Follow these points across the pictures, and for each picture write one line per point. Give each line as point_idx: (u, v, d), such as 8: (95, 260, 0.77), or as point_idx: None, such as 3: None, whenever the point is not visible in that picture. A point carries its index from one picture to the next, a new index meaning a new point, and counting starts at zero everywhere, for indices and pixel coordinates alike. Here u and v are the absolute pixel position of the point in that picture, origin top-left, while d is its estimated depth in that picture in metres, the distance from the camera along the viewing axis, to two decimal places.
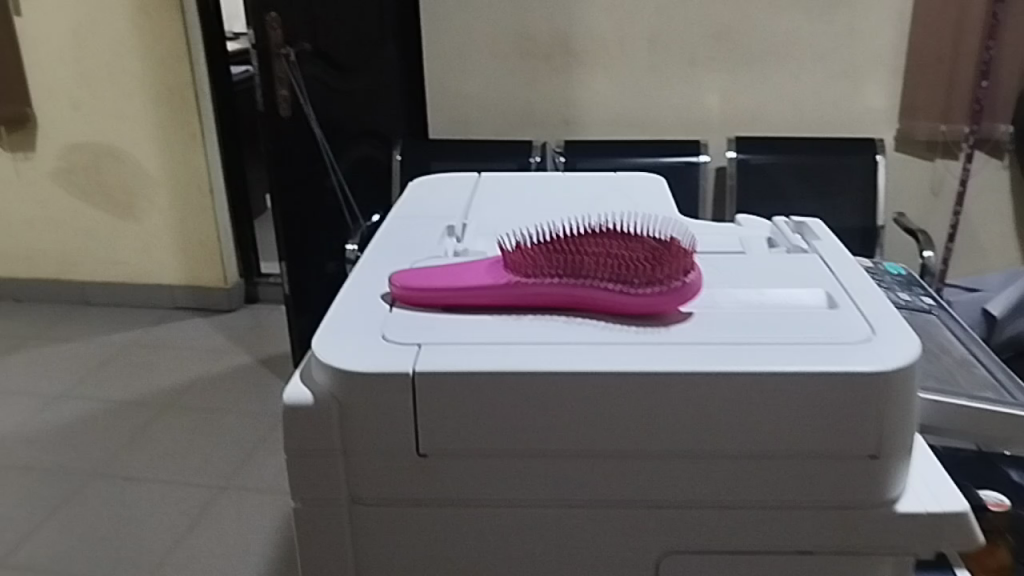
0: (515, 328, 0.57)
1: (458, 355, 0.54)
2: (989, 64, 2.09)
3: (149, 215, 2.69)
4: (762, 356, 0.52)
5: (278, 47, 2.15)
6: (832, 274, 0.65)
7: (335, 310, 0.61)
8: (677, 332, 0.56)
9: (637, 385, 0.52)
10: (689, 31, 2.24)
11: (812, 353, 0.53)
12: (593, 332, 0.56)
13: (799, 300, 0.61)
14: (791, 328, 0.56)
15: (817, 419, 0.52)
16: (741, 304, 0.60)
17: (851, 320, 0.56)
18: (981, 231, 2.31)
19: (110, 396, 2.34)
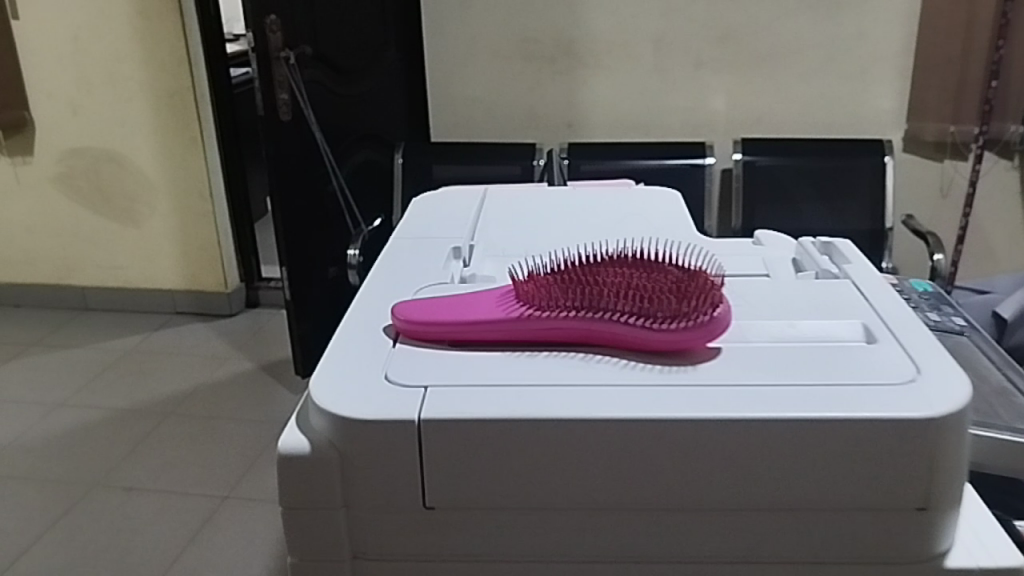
0: (529, 367, 0.53)
1: (469, 398, 0.50)
2: (1000, 63, 2.02)
3: (149, 220, 2.65)
4: (801, 401, 0.48)
5: (278, 50, 2.09)
6: (867, 303, 0.61)
7: (334, 346, 0.57)
8: (706, 374, 0.51)
9: (664, 432, 0.48)
10: (695, 31, 2.19)
11: (852, 398, 0.49)
12: (614, 373, 0.52)
13: (834, 334, 0.57)
14: (830, 368, 0.52)
15: (858, 467, 0.48)
16: (773, 340, 0.56)
17: (894, 360, 0.52)
18: (992, 232, 2.26)
19: (110, 404, 2.29)
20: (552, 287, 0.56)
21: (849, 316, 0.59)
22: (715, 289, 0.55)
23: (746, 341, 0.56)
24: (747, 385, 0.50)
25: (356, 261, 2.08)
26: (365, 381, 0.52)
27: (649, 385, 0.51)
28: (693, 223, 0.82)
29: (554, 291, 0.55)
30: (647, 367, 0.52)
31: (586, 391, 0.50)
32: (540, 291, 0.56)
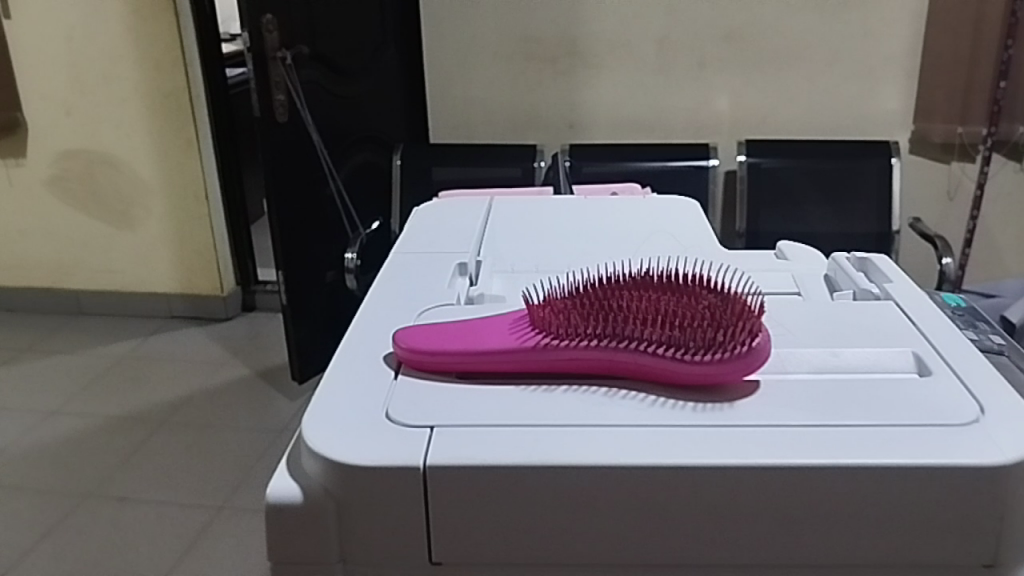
0: (549, 405, 0.48)
1: (484, 440, 0.45)
2: (1008, 64, 1.97)
3: (144, 223, 2.59)
4: (854, 446, 0.44)
5: (274, 50, 2.05)
6: (915, 329, 0.56)
7: (331, 374, 0.52)
8: (746, 414, 0.47)
9: (706, 483, 0.44)
10: (699, 31, 2.14)
11: (910, 441, 0.44)
12: (642, 411, 0.47)
13: (884, 363, 0.52)
14: (885, 405, 0.47)
15: (915, 515, 0.44)
16: (814, 371, 0.52)
17: (953, 395, 0.48)
18: (1002, 235, 2.21)
19: (104, 411, 2.23)
20: (570, 313, 0.51)
21: (898, 342, 0.55)
22: (753, 314, 0.50)
23: (787, 373, 0.51)
24: (791, 424, 0.46)
25: (353, 266, 2.02)
26: (364, 417, 0.47)
27: (683, 428, 0.46)
28: (715, 237, 0.77)
29: (572, 319, 0.51)
30: (678, 405, 0.48)
31: (613, 434, 0.46)
32: (557, 318, 0.51)
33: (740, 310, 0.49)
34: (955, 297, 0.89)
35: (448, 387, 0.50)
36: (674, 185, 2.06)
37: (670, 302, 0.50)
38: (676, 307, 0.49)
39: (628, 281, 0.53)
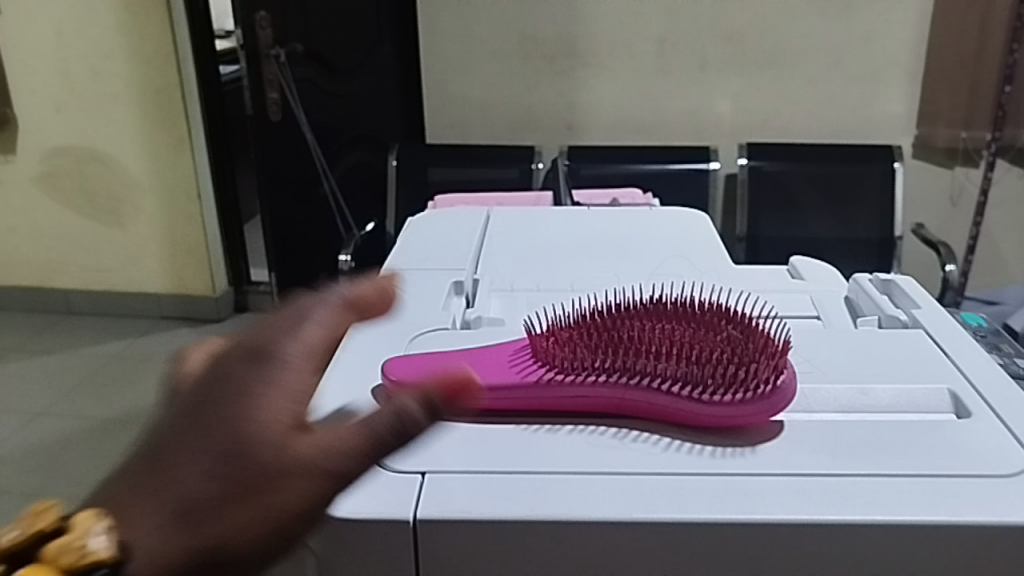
0: (554, 450, 0.48)
1: (486, 491, 0.44)
2: (1013, 68, 1.93)
3: (135, 222, 2.52)
4: (889, 501, 0.43)
5: (267, 48, 2.02)
6: (948, 363, 0.56)
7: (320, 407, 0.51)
8: (769, 461, 0.46)
9: (734, 536, 0.42)
10: (701, 33, 2.09)
11: (947, 493, 0.43)
12: (657, 456, 0.47)
13: (921, 402, 0.53)
14: (923, 451, 0.47)
15: (949, 575, 0.42)
16: (841, 411, 0.52)
17: (991, 444, 0.47)
18: (1002, 241, 2.17)
19: (92, 413, 2.16)
20: (581, 345, 0.50)
21: (933, 379, 0.54)
22: (774, 350, 0.49)
23: (816, 412, 0.52)
24: (831, 474, 0.45)
25: (347, 268, 1.97)
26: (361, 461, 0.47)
27: (699, 477, 0.45)
28: (723, 249, 0.74)
29: (582, 351, 0.50)
30: (696, 450, 0.47)
31: (624, 484, 0.45)
32: (566, 349, 0.51)
33: (759, 348, 0.49)
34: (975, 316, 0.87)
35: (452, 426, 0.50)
36: (675, 187, 2.01)
37: (685, 336, 0.49)
38: (692, 344, 0.49)
39: (641, 313, 0.52)
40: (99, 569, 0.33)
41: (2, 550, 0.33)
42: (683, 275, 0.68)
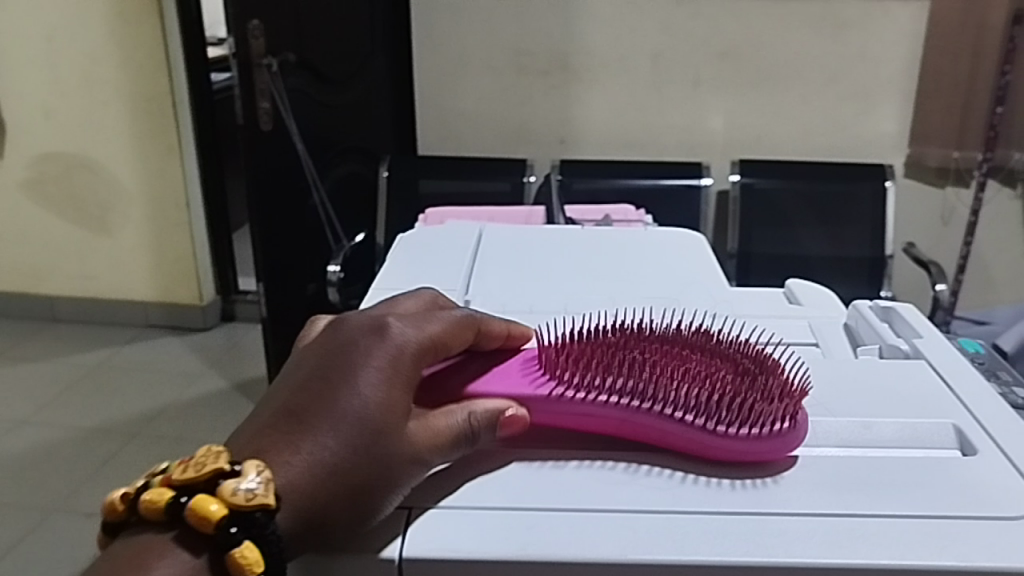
0: (551, 486, 0.48)
1: (485, 528, 0.45)
2: (1005, 89, 1.93)
3: (123, 230, 2.49)
4: (890, 545, 0.43)
5: (260, 57, 1.98)
6: (951, 395, 0.56)
7: None
8: (770, 506, 0.46)
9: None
10: (695, 49, 2.09)
11: (953, 542, 0.43)
12: (654, 495, 0.47)
13: (927, 435, 0.52)
14: (928, 493, 0.46)
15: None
16: (841, 445, 0.51)
17: (989, 484, 0.47)
18: (991, 262, 2.15)
19: (74, 421, 2.12)
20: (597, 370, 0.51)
21: (939, 409, 0.54)
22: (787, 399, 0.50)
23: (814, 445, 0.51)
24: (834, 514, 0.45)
25: (336, 279, 1.95)
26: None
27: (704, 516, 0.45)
28: (720, 273, 0.73)
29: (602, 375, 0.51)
30: (701, 488, 0.47)
31: (628, 525, 0.45)
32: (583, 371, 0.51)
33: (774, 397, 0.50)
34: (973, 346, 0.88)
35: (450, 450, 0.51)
36: (668, 203, 2.00)
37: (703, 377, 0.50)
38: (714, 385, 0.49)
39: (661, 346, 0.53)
40: (260, 511, 0.40)
41: (182, 477, 0.41)
42: (680, 299, 0.67)
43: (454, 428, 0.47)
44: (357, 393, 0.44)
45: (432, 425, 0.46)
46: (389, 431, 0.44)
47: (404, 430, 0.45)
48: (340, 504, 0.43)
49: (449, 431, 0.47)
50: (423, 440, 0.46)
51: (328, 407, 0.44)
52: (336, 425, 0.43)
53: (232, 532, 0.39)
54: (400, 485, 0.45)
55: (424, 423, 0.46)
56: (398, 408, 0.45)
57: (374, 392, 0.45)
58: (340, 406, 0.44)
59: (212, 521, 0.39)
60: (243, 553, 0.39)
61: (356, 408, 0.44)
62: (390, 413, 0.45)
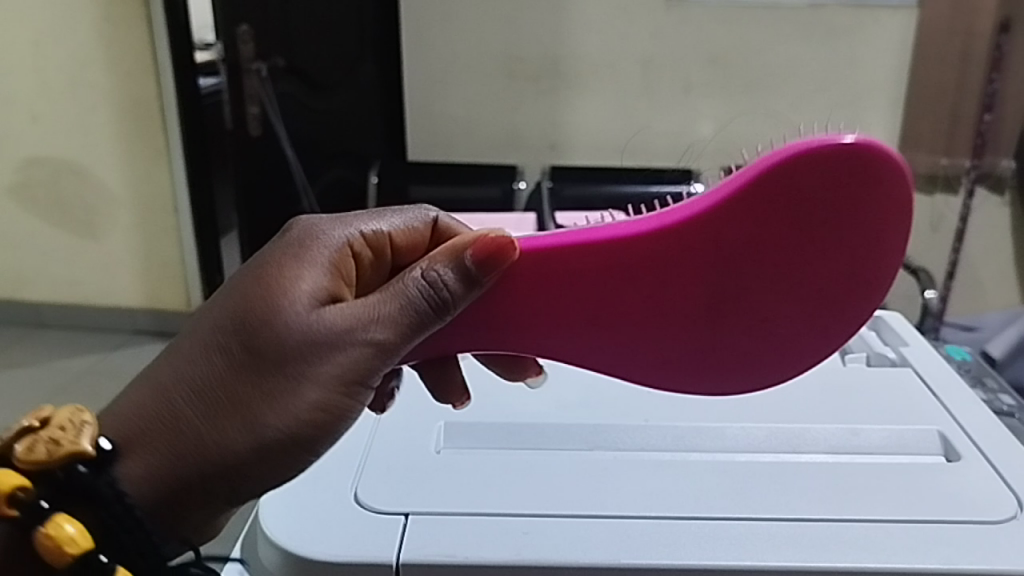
0: (640, 472, 0.66)
1: (558, 535, 0.60)
2: (993, 96, 1.98)
3: (111, 234, 2.47)
4: (892, 512, 0.62)
5: (248, 61, 2.17)
6: (932, 406, 0.75)
7: (384, 466, 0.67)
8: (805, 483, 0.65)
9: (778, 528, 0.61)
10: (685, 54, 2.09)
11: (947, 530, 0.60)
12: (718, 478, 0.66)
13: (916, 444, 0.71)
14: (917, 492, 0.64)
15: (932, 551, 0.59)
16: (830, 451, 0.70)
17: (961, 470, 0.66)
18: (981, 271, 2.13)
19: None
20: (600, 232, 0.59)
21: (926, 421, 0.73)
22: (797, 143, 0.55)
23: (808, 452, 0.69)
24: (843, 519, 0.61)
25: None
26: (373, 497, 0.64)
27: (767, 521, 0.61)
28: None
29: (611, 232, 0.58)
30: (750, 477, 0.66)
31: (718, 511, 0.62)
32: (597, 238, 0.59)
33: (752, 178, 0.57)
34: (962, 355, 0.95)
35: (486, 458, 0.68)
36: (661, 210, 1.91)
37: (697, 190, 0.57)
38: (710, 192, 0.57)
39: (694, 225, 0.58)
40: (80, 462, 0.51)
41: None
42: None
43: (397, 301, 0.55)
44: (266, 302, 0.54)
45: (360, 306, 0.55)
46: (304, 328, 0.53)
47: (327, 321, 0.54)
48: (259, 404, 0.52)
49: (387, 312, 0.55)
50: (347, 323, 0.54)
51: (235, 325, 0.53)
52: (242, 339, 0.53)
53: (41, 504, 0.50)
54: (329, 368, 0.53)
55: (348, 309, 0.55)
56: (310, 307, 0.54)
57: (283, 298, 0.54)
58: (245, 322, 0.53)
59: (13, 490, 0.50)
60: (54, 524, 0.50)
61: (266, 317, 0.53)
62: (298, 310, 0.54)
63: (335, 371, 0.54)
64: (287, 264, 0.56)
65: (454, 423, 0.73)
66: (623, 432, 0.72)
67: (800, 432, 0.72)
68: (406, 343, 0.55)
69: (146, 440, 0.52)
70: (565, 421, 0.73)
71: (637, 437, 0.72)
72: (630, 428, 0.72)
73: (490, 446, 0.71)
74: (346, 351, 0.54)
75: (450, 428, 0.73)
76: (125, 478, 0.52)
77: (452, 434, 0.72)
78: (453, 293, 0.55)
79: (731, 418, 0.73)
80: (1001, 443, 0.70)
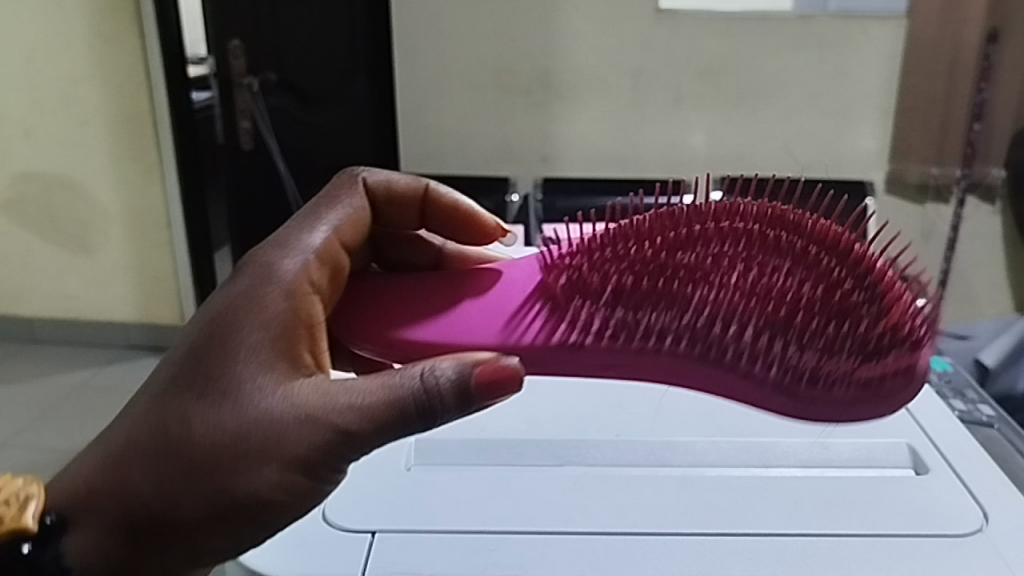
0: (623, 487, 0.71)
1: (532, 550, 0.64)
2: (981, 106, 1.94)
3: (103, 250, 2.46)
4: (861, 523, 0.66)
5: (240, 77, 2.30)
6: (903, 422, 0.80)
7: (367, 484, 0.71)
8: (777, 497, 0.69)
9: (750, 541, 0.65)
10: (674, 68, 2.10)
11: (917, 543, 0.65)
12: (695, 492, 0.70)
13: (888, 456, 0.76)
14: (891, 506, 0.69)
15: (901, 559, 0.63)
16: (800, 464, 0.74)
17: (929, 487, 0.71)
18: None
19: (52, 443, 2.08)
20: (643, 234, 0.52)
21: (896, 436, 0.78)
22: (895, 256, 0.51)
23: (779, 466, 0.73)
24: (813, 535, 0.65)
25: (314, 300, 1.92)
26: (342, 515, 0.68)
27: (743, 537, 0.65)
28: None
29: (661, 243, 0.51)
30: (724, 492, 0.70)
31: (700, 527, 0.66)
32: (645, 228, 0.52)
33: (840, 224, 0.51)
34: (944, 362, 1.02)
35: (460, 475, 0.72)
36: None
37: (786, 248, 0.50)
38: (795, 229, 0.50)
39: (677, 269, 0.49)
40: (25, 535, 0.57)
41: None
42: None
43: (379, 392, 0.51)
44: (233, 383, 0.53)
45: (318, 400, 0.52)
46: (262, 410, 0.52)
47: (287, 404, 0.52)
48: (213, 493, 0.52)
49: (359, 404, 0.51)
50: (309, 411, 0.52)
51: (193, 390, 0.54)
52: (200, 413, 0.53)
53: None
54: (285, 457, 0.52)
55: (313, 391, 0.53)
56: (274, 386, 0.53)
57: (243, 374, 0.53)
58: (201, 407, 0.53)
59: None
60: None
61: (231, 399, 0.53)
62: (261, 384, 0.53)
63: (303, 455, 0.52)
64: (250, 321, 0.55)
65: (427, 440, 0.77)
66: (593, 446, 0.76)
67: (769, 448, 0.75)
68: (383, 433, 0.51)
69: (97, 508, 0.54)
70: (538, 437, 0.77)
71: (616, 451, 0.75)
72: (600, 443, 0.76)
73: (463, 462, 0.75)
74: (304, 440, 0.52)
75: (432, 443, 0.77)
76: (73, 545, 0.56)
77: (423, 452, 0.76)
78: (444, 398, 0.50)
79: (703, 434, 0.77)
80: (967, 457, 0.76)
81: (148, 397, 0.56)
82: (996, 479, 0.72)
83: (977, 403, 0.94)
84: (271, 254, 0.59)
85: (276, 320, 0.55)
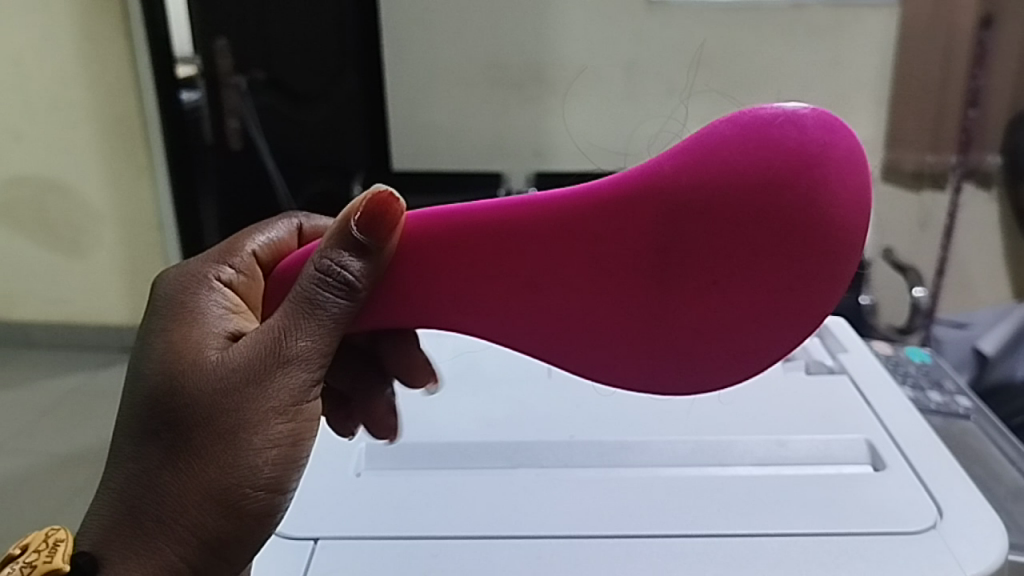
0: (579, 490, 0.72)
1: (462, 556, 0.66)
2: (977, 92, 1.98)
3: (95, 251, 2.39)
4: (806, 522, 0.67)
5: (227, 76, 2.29)
6: (859, 416, 0.82)
7: (314, 489, 0.75)
8: (725, 494, 0.71)
9: (702, 545, 0.65)
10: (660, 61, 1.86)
11: (875, 542, 0.65)
12: (647, 493, 0.71)
13: (846, 453, 0.78)
14: (845, 507, 0.69)
15: (867, 559, 0.63)
16: (757, 462, 0.76)
17: (880, 484, 0.72)
18: (970, 265, 2.10)
19: (52, 447, 1.95)
20: None
21: (856, 431, 0.80)
22: None
23: (737, 464, 0.76)
24: (761, 534, 0.66)
25: None
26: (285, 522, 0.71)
27: (703, 539, 0.66)
28: None
29: None
30: (673, 499, 0.70)
31: (666, 543, 0.66)
32: None
33: None
34: (918, 351, 1.02)
35: (400, 480, 0.76)
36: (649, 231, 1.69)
37: None
38: None
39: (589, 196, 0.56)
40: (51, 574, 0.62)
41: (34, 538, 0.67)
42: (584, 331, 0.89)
43: (299, 305, 0.60)
44: (180, 364, 0.63)
45: (259, 337, 0.62)
46: (205, 377, 0.62)
47: (231, 360, 0.62)
48: (205, 464, 0.61)
49: (285, 319, 0.61)
50: (247, 355, 0.62)
51: (144, 388, 0.64)
52: (163, 416, 0.62)
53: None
54: (255, 392, 0.61)
55: (246, 343, 0.63)
56: (212, 355, 0.63)
57: (179, 365, 0.63)
58: (160, 394, 0.63)
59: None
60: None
61: (181, 377, 0.63)
62: (205, 356, 0.63)
63: (270, 382, 0.62)
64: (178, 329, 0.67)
65: (377, 447, 0.81)
66: (548, 448, 0.78)
67: (726, 447, 0.77)
68: (316, 334, 0.60)
69: (112, 525, 0.63)
70: (489, 440, 0.80)
71: (562, 452, 0.78)
72: (554, 444, 0.79)
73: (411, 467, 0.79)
74: (259, 374, 0.61)
75: (380, 451, 0.81)
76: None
77: (372, 457, 0.81)
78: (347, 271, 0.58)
79: (657, 431, 0.80)
80: (926, 450, 0.77)
81: (118, 444, 0.65)
82: (958, 476, 0.73)
83: (955, 395, 0.94)
84: (192, 283, 0.72)
85: (218, 311, 0.68)
